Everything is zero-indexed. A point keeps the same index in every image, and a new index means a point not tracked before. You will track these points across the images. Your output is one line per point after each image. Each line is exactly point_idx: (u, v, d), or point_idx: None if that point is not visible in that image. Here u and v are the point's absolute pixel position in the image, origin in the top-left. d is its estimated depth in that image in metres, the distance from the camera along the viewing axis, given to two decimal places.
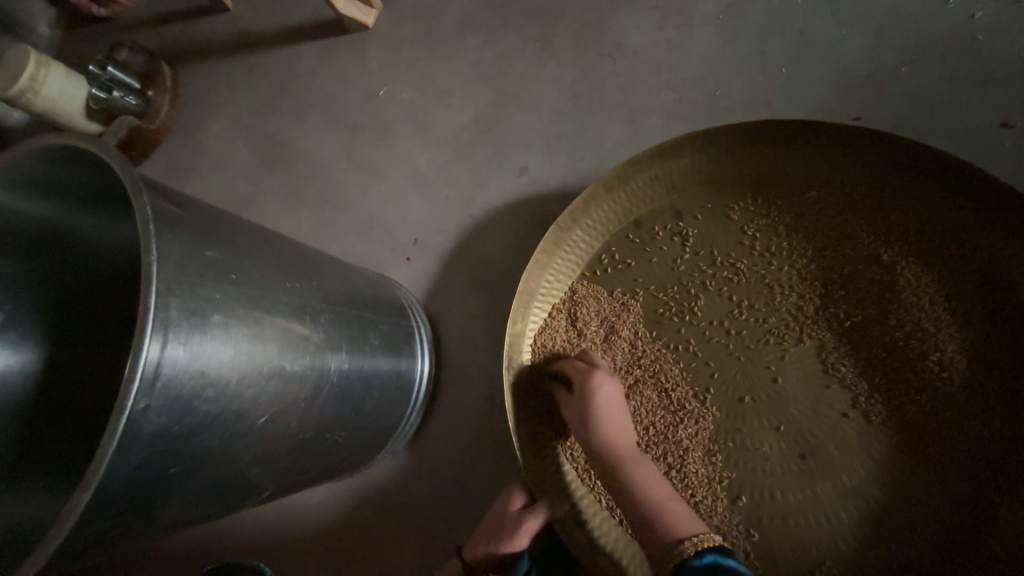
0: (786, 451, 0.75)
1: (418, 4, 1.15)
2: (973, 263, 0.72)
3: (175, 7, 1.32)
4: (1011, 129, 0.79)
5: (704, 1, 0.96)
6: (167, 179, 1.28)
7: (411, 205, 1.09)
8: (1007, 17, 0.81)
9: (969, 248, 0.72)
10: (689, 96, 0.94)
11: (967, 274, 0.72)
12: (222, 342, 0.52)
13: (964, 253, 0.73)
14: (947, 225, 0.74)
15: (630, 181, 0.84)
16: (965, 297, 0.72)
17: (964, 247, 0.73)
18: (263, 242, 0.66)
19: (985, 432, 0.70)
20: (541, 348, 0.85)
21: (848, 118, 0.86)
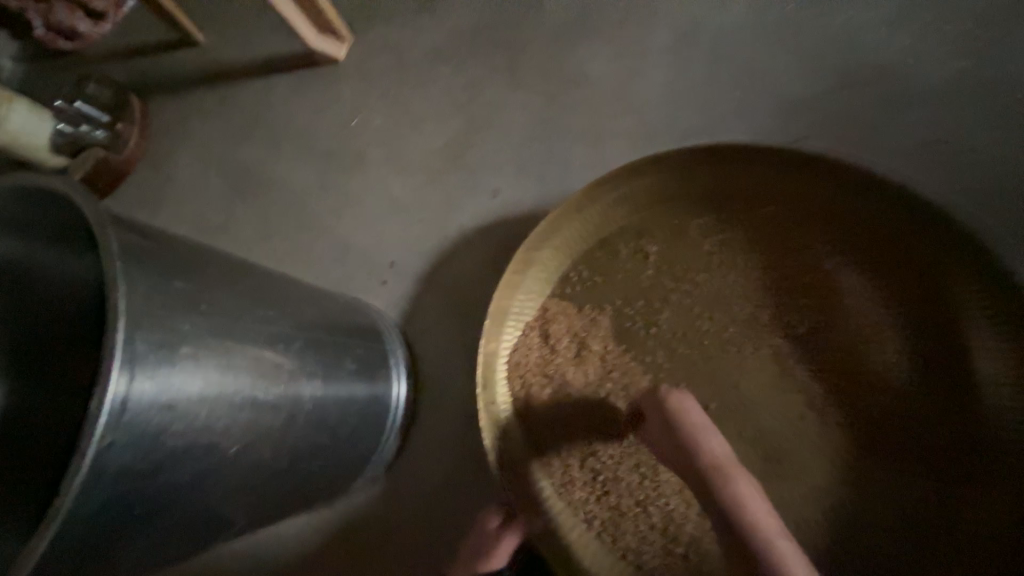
0: (752, 456, 0.78)
1: (390, 37, 1.19)
2: (909, 271, 0.78)
3: (145, 41, 1.33)
4: (928, 148, 0.88)
5: (656, 35, 1.03)
6: (136, 209, 1.27)
7: (386, 230, 1.11)
8: (917, 51, 0.91)
9: (903, 256, 0.79)
10: (647, 120, 1.00)
11: (904, 281, 0.78)
12: (190, 374, 0.52)
13: (900, 261, 0.79)
14: (884, 236, 0.79)
15: (595, 203, 0.88)
16: (904, 303, 0.78)
17: (899, 256, 0.79)
18: (235, 272, 0.67)
19: (929, 427, 0.75)
20: (516, 366, 0.87)
21: (790, 140, 0.93)
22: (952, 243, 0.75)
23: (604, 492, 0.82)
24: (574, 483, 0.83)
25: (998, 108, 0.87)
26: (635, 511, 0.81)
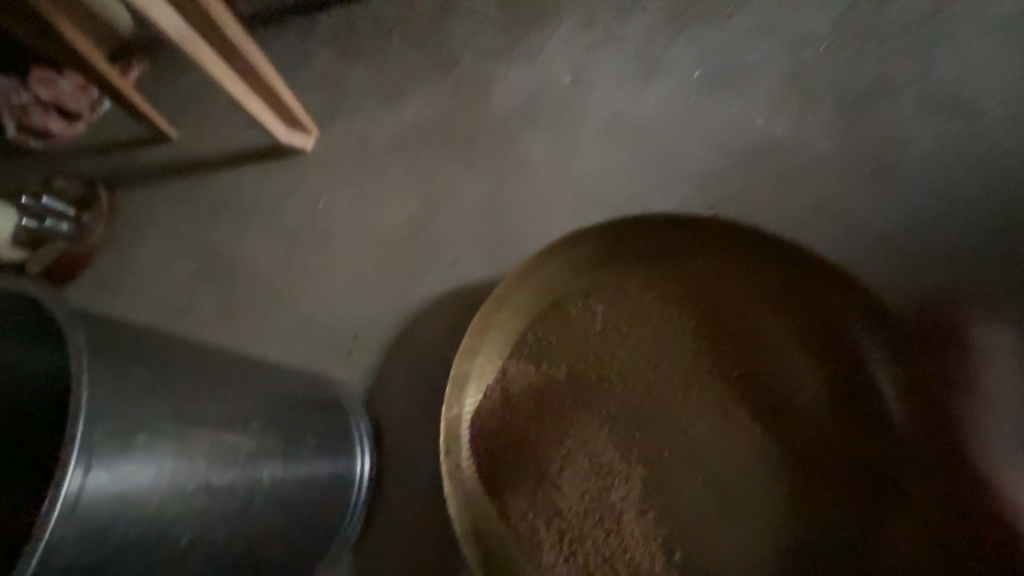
0: (705, 500, 0.82)
1: (353, 130, 1.31)
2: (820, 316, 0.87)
3: (118, 137, 1.41)
4: (818, 210, 1.02)
5: (586, 122, 1.18)
6: (95, 296, 1.27)
7: (350, 304, 1.15)
8: (797, 130, 1.07)
9: (814, 304, 0.87)
10: (584, 194, 1.14)
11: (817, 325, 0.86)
12: (145, 464, 0.53)
13: (813, 308, 0.87)
14: (795, 286, 0.88)
15: (541, 268, 0.95)
16: (819, 345, 0.86)
17: (811, 303, 0.87)
18: (197, 356, 0.69)
19: (859, 458, 0.81)
20: (478, 429, 0.90)
21: (705, 207, 1.07)
22: (847, 286, 0.83)
23: (571, 551, 0.84)
24: (541, 545, 0.84)
25: (863, 179, 1.02)
26: (603, 567, 0.83)
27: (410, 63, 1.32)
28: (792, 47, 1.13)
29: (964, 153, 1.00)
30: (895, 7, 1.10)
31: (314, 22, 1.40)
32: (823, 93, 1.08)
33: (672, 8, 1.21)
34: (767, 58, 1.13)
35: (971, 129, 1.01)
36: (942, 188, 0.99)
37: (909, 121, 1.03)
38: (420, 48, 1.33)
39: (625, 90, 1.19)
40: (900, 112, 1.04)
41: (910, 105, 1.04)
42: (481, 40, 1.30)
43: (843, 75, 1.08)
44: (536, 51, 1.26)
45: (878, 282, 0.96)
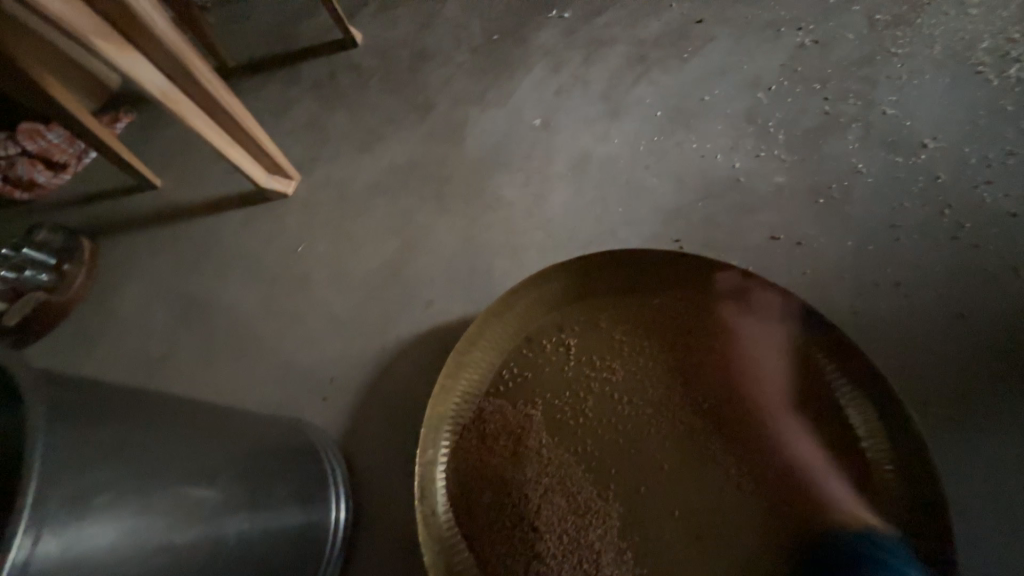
0: (683, 537, 0.82)
1: (332, 174, 1.35)
2: (758, 341, 0.90)
3: (103, 188, 1.43)
4: (778, 240, 1.06)
5: (556, 163, 1.23)
6: (71, 346, 1.26)
7: (328, 347, 1.16)
8: (756, 165, 1.13)
9: (752, 332, 0.91)
10: (556, 232, 1.17)
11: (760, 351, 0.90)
12: (104, 526, 0.50)
13: (749, 336, 0.91)
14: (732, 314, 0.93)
15: (515, 305, 0.97)
16: (756, 373, 0.89)
17: (748, 331, 0.91)
18: (168, 409, 0.68)
19: (831, 481, 0.80)
20: (455, 471, 0.89)
21: (672, 241, 1.11)
22: (800, 312, 0.87)
23: None
24: None
25: (818, 209, 1.06)
26: None
27: (388, 112, 1.38)
28: (745, 89, 1.20)
29: (910, 183, 1.05)
30: (836, 51, 1.19)
31: (297, 75, 1.47)
32: (775, 130, 1.15)
33: (633, 55, 1.29)
34: (723, 99, 1.20)
35: (914, 160, 1.07)
36: (895, 215, 1.03)
37: (856, 154, 1.09)
38: (397, 96, 1.39)
39: (592, 132, 1.24)
40: (847, 146, 1.10)
41: (854, 140, 1.10)
42: (456, 88, 1.37)
43: (793, 114, 1.15)
44: (507, 96, 1.33)
45: (846, 309, 0.98)
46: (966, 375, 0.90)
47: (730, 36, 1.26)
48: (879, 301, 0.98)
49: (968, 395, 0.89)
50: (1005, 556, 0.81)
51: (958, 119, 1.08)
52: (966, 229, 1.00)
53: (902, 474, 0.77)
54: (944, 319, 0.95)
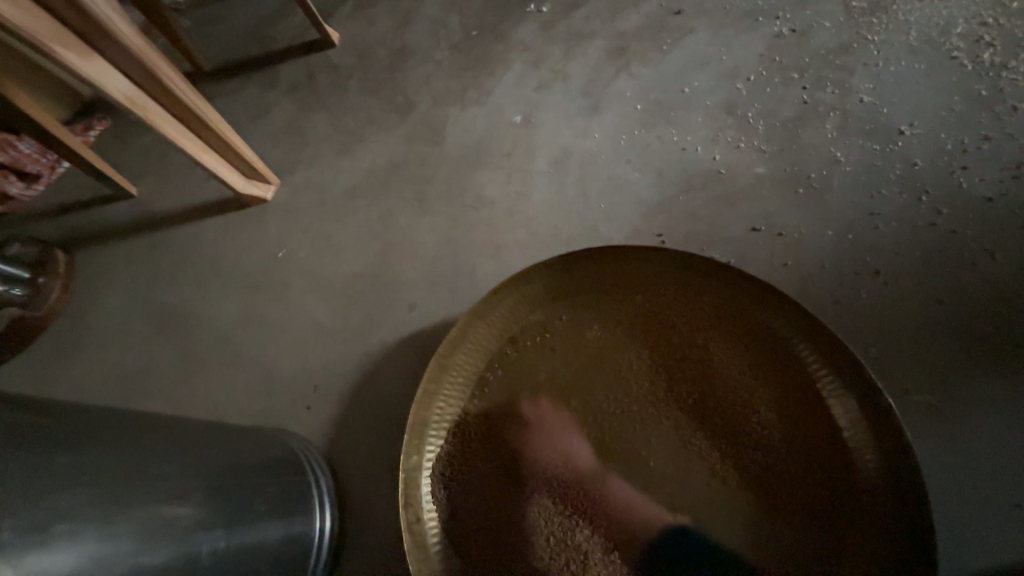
0: (670, 534, 0.82)
1: (311, 178, 1.32)
2: (558, 433, 0.90)
3: (76, 198, 1.39)
4: (759, 232, 1.05)
5: (537, 160, 1.22)
6: (48, 362, 1.23)
7: (310, 355, 1.14)
8: (737, 157, 1.12)
9: (551, 420, 0.91)
10: (538, 230, 1.16)
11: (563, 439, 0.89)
12: (62, 552, 0.47)
13: (549, 425, 0.90)
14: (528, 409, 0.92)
15: (497, 306, 0.96)
16: (568, 461, 0.88)
17: (545, 421, 0.91)
18: (136, 429, 0.66)
19: (813, 472, 0.81)
20: (441, 476, 0.88)
21: (654, 236, 1.10)
22: (778, 305, 0.88)
23: None
24: None
25: (799, 200, 1.06)
26: None
27: (366, 112, 1.36)
28: (724, 80, 1.19)
29: (887, 171, 1.05)
30: (813, 39, 1.18)
31: (274, 76, 1.44)
32: (755, 121, 1.14)
33: (612, 48, 1.28)
34: (703, 91, 1.19)
35: (891, 147, 1.07)
36: (874, 203, 1.03)
37: (835, 143, 1.09)
38: (375, 96, 1.37)
39: (572, 127, 1.23)
40: (825, 135, 1.10)
41: (833, 129, 1.10)
42: (435, 87, 1.35)
43: (772, 104, 1.15)
44: (486, 94, 1.31)
45: (828, 299, 0.98)
46: (945, 361, 0.91)
47: (709, 27, 1.25)
48: (859, 290, 0.98)
49: (947, 380, 0.90)
50: (984, 538, 0.81)
51: (934, 105, 1.08)
52: (943, 215, 1.00)
53: (884, 463, 0.78)
54: (924, 305, 0.95)
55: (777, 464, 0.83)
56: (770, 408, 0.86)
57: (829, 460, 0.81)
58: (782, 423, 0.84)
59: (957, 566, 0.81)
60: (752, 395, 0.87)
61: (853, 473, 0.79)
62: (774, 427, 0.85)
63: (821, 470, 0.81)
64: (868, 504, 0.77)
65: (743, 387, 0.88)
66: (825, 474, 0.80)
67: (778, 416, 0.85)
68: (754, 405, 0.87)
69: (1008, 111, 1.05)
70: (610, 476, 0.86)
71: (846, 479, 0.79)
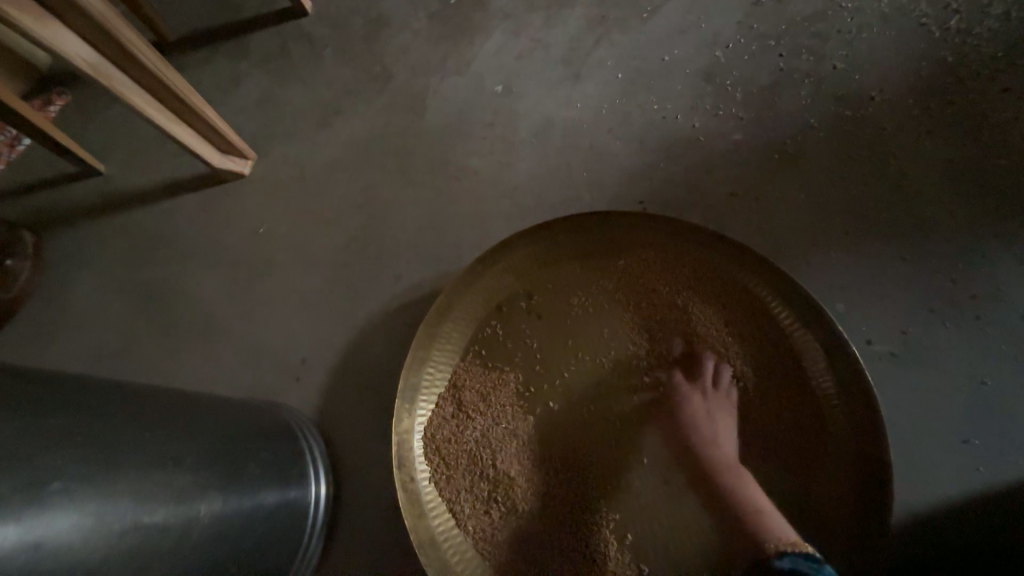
0: (654, 481, 0.86)
1: (289, 151, 1.30)
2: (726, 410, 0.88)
3: (39, 176, 1.32)
4: (737, 197, 1.08)
5: (520, 130, 1.22)
6: (23, 346, 1.20)
7: (297, 329, 1.14)
8: (715, 125, 1.14)
9: (555, 399, 0.93)
10: (522, 200, 1.17)
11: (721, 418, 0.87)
12: (62, 511, 0.48)
13: (552, 404, 0.93)
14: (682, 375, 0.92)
15: (484, 274, 0.98)
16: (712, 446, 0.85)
17: (549, 401, 0.93)
18: (128, 398, 0.66)
19: (783, 417, 0.87)
20: (432, 439, 0.91)
21: (636, 203, 1.12)
22: (753, 264, 0.92)
23: (530, 547, 0.85)
24: (502, 545, 0.85)
25: (773, 164, 1.09)
26: (562, 560, 0.85)
27: (344, 83, 1.32)
28: (703, 48, 1.20)
29: (857, 136, 1.09)
30: (790, 7, 1.19)
31: (244, 47, 1.39)
32: (733, 88, 1.16)
33: (593, 16, 1.27)
34: (682, 59, 1.20)
35: (862, 112, 1.10)
36: (844, 166, 1.07)
37: (809, 109, 1.12)
38: (352, 66, 1.33)
39: (554, 97, 1.23)
40: (799, 102, 1.13)
41: (808, 96, 1.13)
42: (414, 57, 1.32)
43: (749, 71, 1.16)
44: (467, 63, 1.29)
45: (800, 261, 1.02)
46: (906, 315, 0.97)
47: None
48: (830, 250, 1.02)
49: (907, 331, 0.96)
50: (937, 473, 0.89)
51: (902, 71, 1.11)
52: (908, 177, 1.04)
53: (849, 407, 0.83)
54: (889, 263, 1.00)
55: (750, 414, 0.88)
56: (745, 362, 0.91)
57: (798, 407, 0.86)
58: (757, 375, 0.89)
59: (915, 498, 0.88)
60: (729, 351, 0.92)
61: (821, 417, 0.85)
62: (750, 380, 0.90)
63: (791, 415, 0.86)
64: (835, 444, 0.83)
65: (722, 343, 0.92)
66: (795, 419, 0.86)
67: (752, 368, 0.90)
68: (731, 360, 0.91)
69: (970, 76, 1.09)
70: (596, 431, 0.90)
71: (813, 423, 0.85)
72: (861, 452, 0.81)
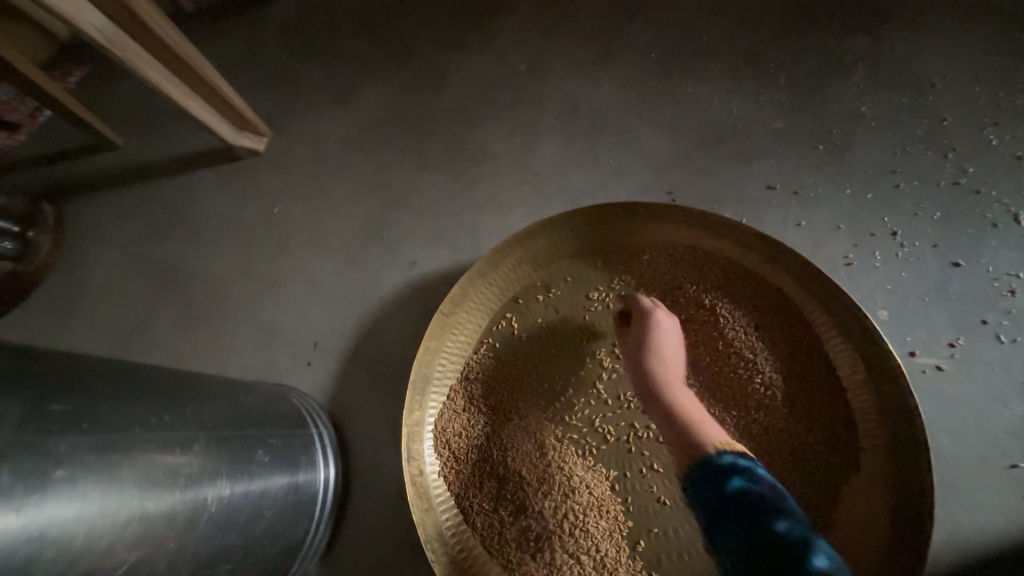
0: (671, 488, 0.83)
1: (305, 128, 1.26)
2: (674, 332, 0.86)
3: (59, 147, 1.32)
4: (775, 189, 1.01)
5: (543, 112, 1.15)
6: (43, 317, 1.20)
7: (311, 312, 1.13)
8: (755, 111, 1.06)
9: (569, 395, 0.90)
10: (543, 186, 1.11)
11: (669, 340, 0.85)
12: (67, 499, 0.47)
13: (567, 400, 0.90)
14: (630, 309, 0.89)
15: (500, 264, 0.93)
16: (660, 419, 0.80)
17: (563, 396, 0.90)
18: (139, 380, 0.65)
19: (813, 430, 0.82)
20: (442, 432, 0.89)
21: (665, 193, 1.06)
22: (789, 268, 0.86)
23: (539, 548, 0.82)
24: (509, 543, 0.83)
25: (817, 156, 1.01)
26: (570, 564, 0.81)
27: (361, 57, 1.27)
28: (746, 27, 1.11)
29: (914, 126, 0.99)
30: None
31: (262, 18, 1.34)
32: (777, 71, 1.07)
33: None
34: (722, 38, 1.11)
35: (920, 100, 1.00)
36: (895, 161, 0.99)
37: (861, 96, 1.03)
38: (371, 40, 1.28)
39: (581, 76, 1.16)
40: (851, 88, 1.03)
41: (860, 81, 1.03)
42: (435, 31, 1.25)
43: (796, 54, 1.07)
44: (490, 39, 1.22)
45: (840, 261, 0.95)
46: (953, 324, 0.90)
47: None
48: (873, 252, 0.95)
49: (955, 344, 0.89)
50: (979, 496, 0.83)
51: (969, 56, 1.01)
52: (968, 174, 0.96)
53: (887, 424, 0.78)
54: (939, 268, 0.93)
55: (777, 424, 0.83)
56: (774, 367, 0.85)
57: (829, 419, 0.81)
58: (787, 382, 0.84)
59: (952, 521, 0.82)
60: (758, 355, 0.86)
61: (851, 431, 0.80)
62: (778, 387, 0.84)
63: (821, 428, 0.81)
64: (866, 459, 0.79)
65: (751, 348, 0.86)
66: (825, 433, 0.81)
67: (782, 374, 0.84)
68: (760, 365, 0.85)
69: None
70: (611, 431, 0.87)
71: (844, 438, 0.80)
72: (898, 472, 0.76)
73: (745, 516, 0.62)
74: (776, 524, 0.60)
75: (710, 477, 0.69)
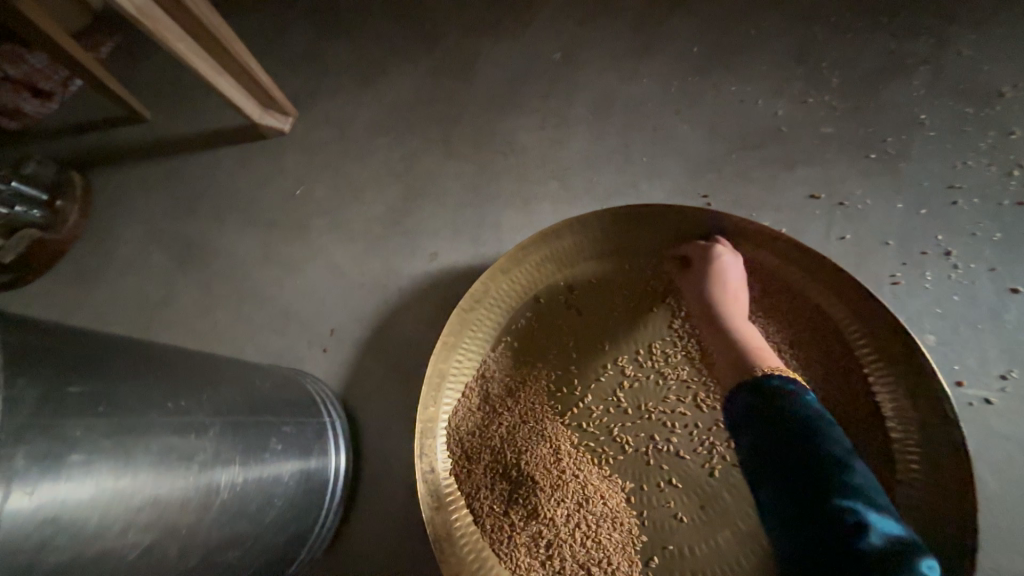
0: (688, 504, 0.81)
1: (331, 111, 1.23)
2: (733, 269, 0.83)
3: (87, 118, 1.32)
4: (819, 199, 0.96)
5: (576, 105, 1.11)
6: (68, 287, 1.22)
7: (328, 298, 1.12)
8: (804, 114, 1.00)
9: (588, 400, 0.87)
10: (570, 182, 1.07)
11: (729, 277, 0.82)
12: (78, 483, 0.46)
13: (585, 406, 0.87)
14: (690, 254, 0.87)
15: (524, 262, 0.90)
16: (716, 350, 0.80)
17: (581, 401, 0.87)
18: (157, 362, 0.63)
19: None
20: (455, 430, 0.87)
21: (699, 197, 1.01)
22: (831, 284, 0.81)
23: (549, 556, 0.81)
24: (518, 548, 0.81)
25: (867, 165, 0.95)
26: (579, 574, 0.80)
27: (391, 40, 1.24)
28: (798, 23, 1.04)
29: (976, 139, 0.93)
30: None
31: None
32: (829, 72, 1.01)
33: None
34: (772, 35, 1.05)
35: (986, 111, 0.93)
36: (954, 176, 0.92)
37: (919, 104, 0.96)
38: (401, 23, 1.24)
39: (618, 69, 1.10)
40: (910, 94, 0.97)
41: (920, 87, 0.96)
42: (467, 15, 1.21)
43: (852, 55, 1.00)
44: (524, 26, 1.17)
45: (885, 279, 0.90)
46: (1006, 355, 0.84)
47: None
48: (923, 271, 0.89)
49: (1008, 376, 0.84)
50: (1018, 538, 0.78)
51: None
52: None
53: (928, 456, 0.73)
54: (994, 293, 0.87)
55: None
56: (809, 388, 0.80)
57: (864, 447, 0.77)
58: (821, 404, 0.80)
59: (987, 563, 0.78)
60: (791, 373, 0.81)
61: (888, 461, 0.76)
62: None
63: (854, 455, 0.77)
64: (902, 492, 0.74)
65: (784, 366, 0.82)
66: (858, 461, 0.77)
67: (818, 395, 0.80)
68: None
69: None
70: (630, 440, 0.85)
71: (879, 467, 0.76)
72: (935, 507, 0.72)
73: (790, 431, 0.61)
74: (825, 448, 0.59)
75: (757, 396, 0.68)
